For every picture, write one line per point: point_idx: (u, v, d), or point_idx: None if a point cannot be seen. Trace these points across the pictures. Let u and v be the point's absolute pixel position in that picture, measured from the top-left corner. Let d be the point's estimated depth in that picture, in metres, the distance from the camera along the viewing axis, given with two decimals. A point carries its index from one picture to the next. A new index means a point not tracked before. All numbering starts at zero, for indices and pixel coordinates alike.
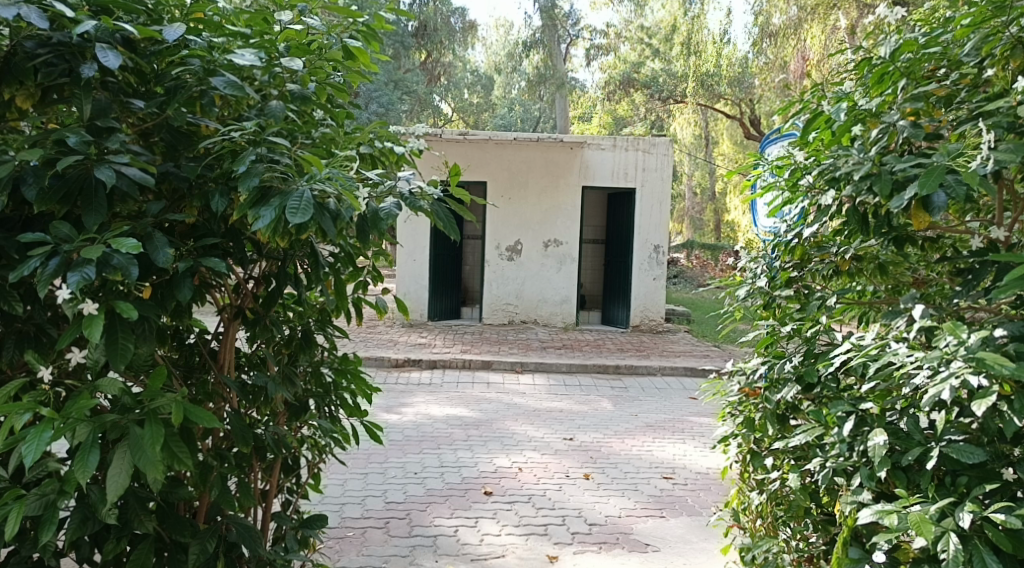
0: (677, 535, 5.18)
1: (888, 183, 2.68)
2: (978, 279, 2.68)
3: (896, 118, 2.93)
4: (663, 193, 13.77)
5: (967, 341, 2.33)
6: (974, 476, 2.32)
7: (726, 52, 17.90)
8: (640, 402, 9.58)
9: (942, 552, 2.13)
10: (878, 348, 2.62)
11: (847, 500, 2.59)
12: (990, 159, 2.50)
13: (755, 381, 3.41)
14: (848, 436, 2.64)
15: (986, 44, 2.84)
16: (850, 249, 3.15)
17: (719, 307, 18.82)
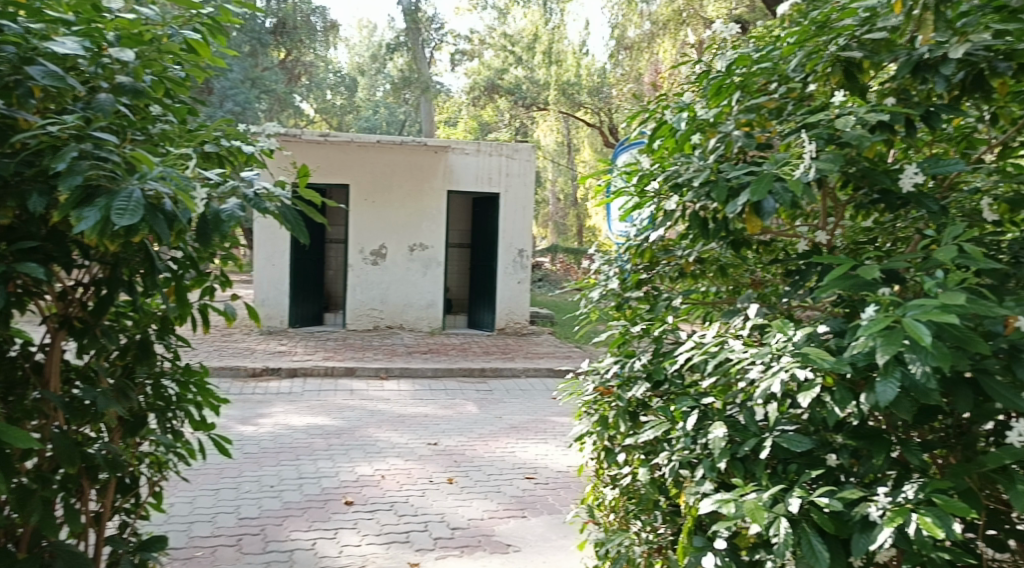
0: (538, 534, 5.26)
1: (723, 190, 2.81)
2: (804, 279, 2.90)
3: (731, 129, 3.09)
4: (527, 198, 14.02)
5: (793, 337, 2.51)
6: (802, 462, 2.49)
7: (585, 60, 20.18)
8: (505, 404, 9.67)
9: (774, 536, 2.23)
10: (717, 345, 2.77)
11: (692, 491, 2.71)
12: (812, 168, 2.67)
13: (609, 380, 3.48)
14: (692, 430, 2.80)
15: (811, 61, 3.10)
16: (692, 252, 3.37)
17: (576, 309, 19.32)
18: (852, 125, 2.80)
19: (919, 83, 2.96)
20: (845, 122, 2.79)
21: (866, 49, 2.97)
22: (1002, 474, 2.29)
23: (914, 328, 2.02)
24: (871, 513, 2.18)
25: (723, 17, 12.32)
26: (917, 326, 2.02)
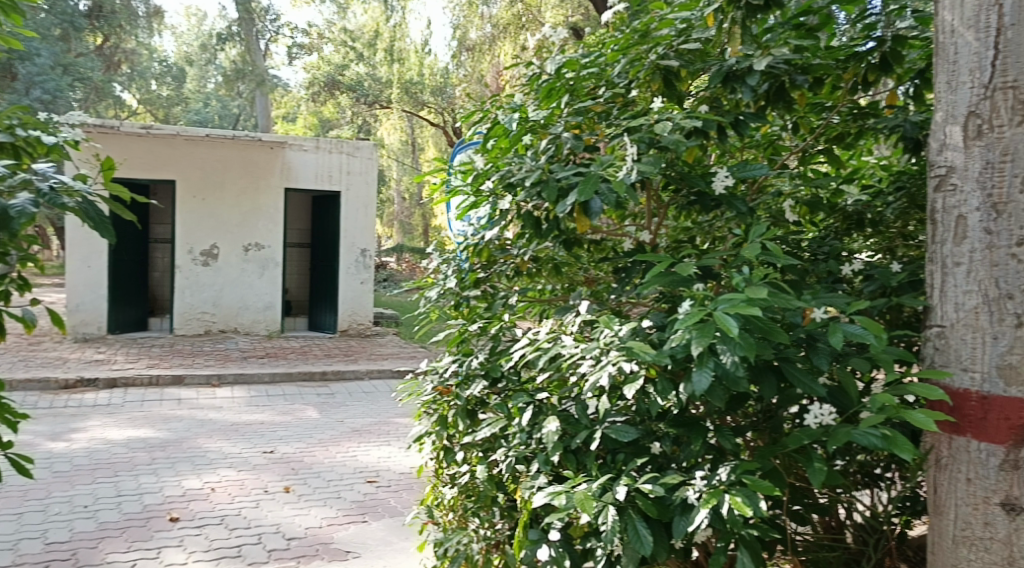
0: (378, 538, 5.19)
1: (554, 190, 2.88)
2: (631, 276, 3.06)
3: (561, 131, 3.16)
4: (369, 197, 13.82)
5: (619, 332, 2.59)
6: (629, 451, 2.61)
7: (428, 60, 20.14)
8: (347, 408, 9.47)
9: (603, 524, 2.29)
10: (550, 341, 2.84)
11: (527, 486, 2.71)
12: (634, 170, 2.77)
13: (447, 378, 3.41)
14: (527, 425, 2.85)
15: (633, 68, 3.25)
16: (528, 252, 3.45)
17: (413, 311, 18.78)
18: (669, 130, 2.93)
19: (729, 92, 3.19)
20: (663, 126, 2.91)
21: (682, 59, 3.18)
22: (802, 453, 2.49)
23: (724, 320, 2.15)
24: (689, 496, 2.30)
25: (560, 24, 12.72)
26: (726, 319, 2.15)
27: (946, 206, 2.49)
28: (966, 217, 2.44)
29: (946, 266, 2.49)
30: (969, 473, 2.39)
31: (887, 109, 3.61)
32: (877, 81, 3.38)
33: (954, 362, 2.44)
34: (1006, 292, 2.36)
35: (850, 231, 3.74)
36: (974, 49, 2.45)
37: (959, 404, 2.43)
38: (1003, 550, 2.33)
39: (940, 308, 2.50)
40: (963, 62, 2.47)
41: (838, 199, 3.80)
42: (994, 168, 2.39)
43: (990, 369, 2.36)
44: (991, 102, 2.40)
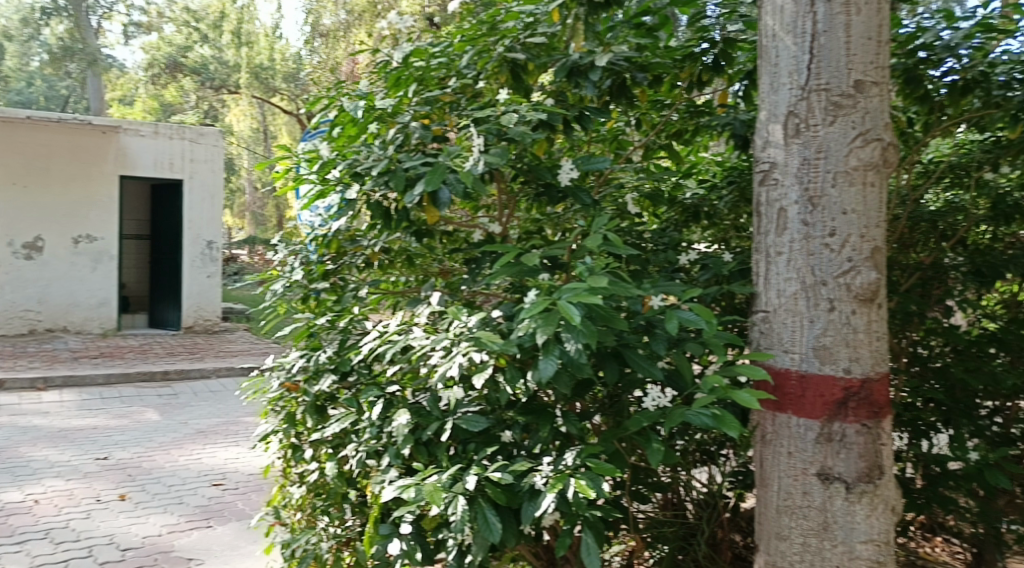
0: (224, 542, 4.99)
1: (401, 179, 2.84)
2: (480, 267, 3.07)
3: (408, 120, 3.12)
4: (215, 186, 13.25)
5: (469, 323, 2.61)
6: (479, 441, 2.62)
7: (279, 44, 18.83)
8: (191, 409, 9.01)
9: (453, 514, 2.29)
10: (400, 333, 2.82)
11: (378, 481, 2.69)
12: (481, 161, 2.79)
13: (295, 375, 3.26)
14: (378, 420, 2.81)
15: (481, 60, 3.29)
16: (379, 243, 3.38)
17: (259, 301, 18.46)
18: (515, 122, 2.97)
19: (573, 86, 3.28)
20: (509, 118, 2.93)
21: (529, 52, 3.26)
22: (642, 435, 2.61)
23: (567, 310, 2.20)
24: (537, 482, 2.34)
25: (416, 14, 12.55)
26: (569, 307, 2.21)
27: (769, 199, 2.68)
28: (786, 210, 2.63)
29: (770, 255, 2.68)
30: (790, 447, 2.59)
31: (720, 107, 3.85)
32: (709, 80, 3.62)
33: (776, 345, 2.63)
34: (821, 279, 2.55)
35: (688, 223, 3.96)
36: (793, 53, 2.63)
37: (780, 383, 2.63)
38: (820, 516, 2.53)
39: (765, 294, 2.69)
40: (783, 64, 2.65)
41: (678, 193, 4.03)
42: (809, 164, 2.59)
43: (807, 350, 2.56)
44: (807, 103, 2.59)
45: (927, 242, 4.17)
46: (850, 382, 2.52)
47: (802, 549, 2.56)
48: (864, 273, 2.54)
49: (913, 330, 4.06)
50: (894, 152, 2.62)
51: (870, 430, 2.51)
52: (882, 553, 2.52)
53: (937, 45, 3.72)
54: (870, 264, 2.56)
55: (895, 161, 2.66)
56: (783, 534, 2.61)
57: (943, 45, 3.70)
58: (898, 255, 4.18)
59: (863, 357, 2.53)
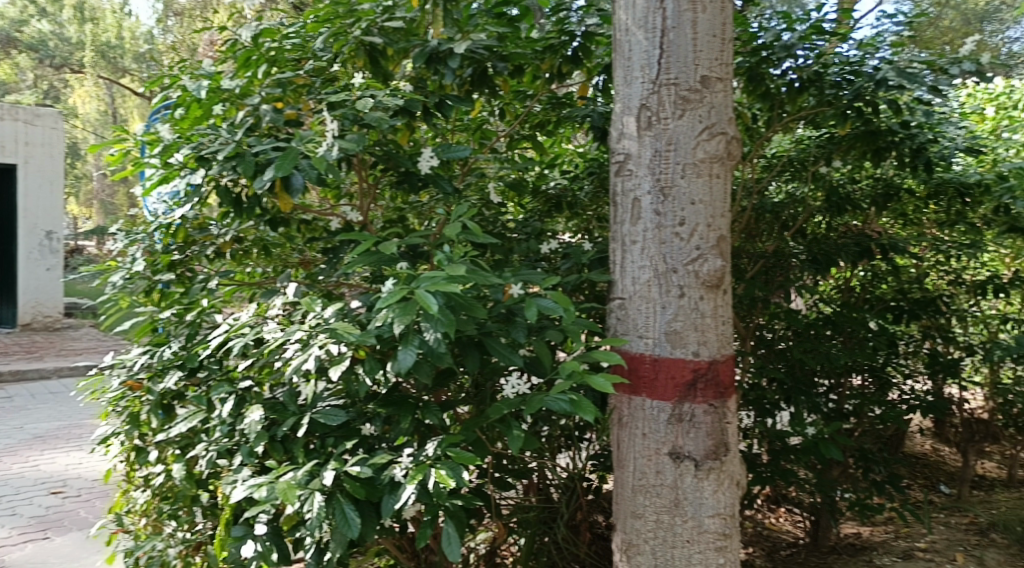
0: (62, 554, 4.64)
1: (250, 164, 2.70)
2: (338, 256, 3.01)
3: (258, 102, 3.00)
4: (55, 172, 12.24)
5: (325, 314, 2.52)
6: (338, 435, 2.55)
7: (128, 23, 17.12)
8: (27, 412, 8.33)
9: (308, 512, 2.21)
10: (252, 325, 2.70)
11: (229, 481, 2.56)
12: (335, 146, 2.70)
13: (137, 372, 3.07)
14: (229, 417, 2.67)
15: (336, 42, 3.20)
16: (231, 232, 3.25)
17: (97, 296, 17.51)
18: (371, 107, 2.89)
19: (433, 73, 3.25)
20: (365, 103, 2.85)
21: (386, 37, 3.21)
22: (504, 423, 2.62)
23: (424, 299, 2.15)
24: (396, 474, 2.30)
25: None
26: (426, 297, 2.16)
27: (624, 189, 2.75)
28: (640, 200, 2.70)
29: (625, 244, 2.75)
30: (644, 428, 2.68)
31: (580, 99, 3.86)
32: (569, 72, 3.67)
33: (631, 331, 2.71)
34: (672, 267, 2.65)
35: (550, 213, 4.03)
36: (644, 47, 2.71)
37: (634, 367, 2.71)
38: (671, 494, 2.63)
39: (620, 281, 2.77)
40: (636, 58, 2.73)
41: (541, 183, 4.11)
42: (661, 156, 2.67)
43: (660, 335, 2.65)
44: (658, 96, 2.68)
45: (771, 232, 4.46)
46: (698, 363, 2.63)
47: (655, 526, 2.65)
48: (711, 261, 2.66)
49: (759, 315, 4.30)
50: (737, 145, 2.75)
51: (716, 409, 2.64)
52: (727, 526, 2.66)
53: (775, 44, 3.90)
54: (716, 252, 2.67)
55: (738, 154, 2.79)
56: (637, 512, 2.70)
57: (782, 44, 3.89)
58: (745, 244, 4.41)
59: (710, 340, 2.65)
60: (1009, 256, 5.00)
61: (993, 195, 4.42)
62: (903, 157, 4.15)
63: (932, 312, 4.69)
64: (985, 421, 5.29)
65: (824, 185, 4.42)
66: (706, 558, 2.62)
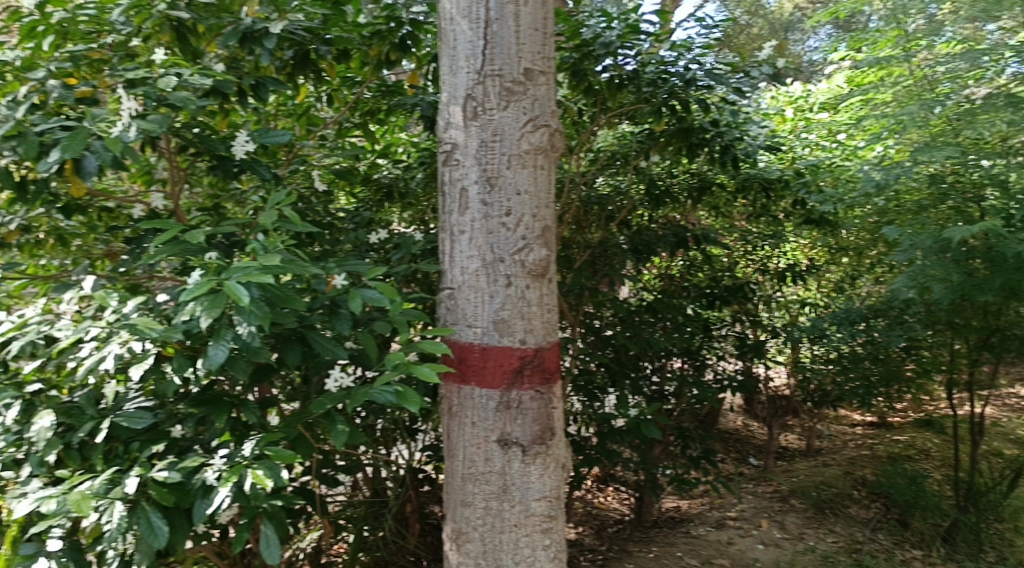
0: None
1: (33, 145, 2.46)
2: (141, 246, 2.78)
3: (44, 77, 2.71)
4: None
5: (127, 310, 2.33)
6: (144, 439, 2.37)
7: None
8: None
9: (107, 523, 2.05)
10: (40, 324, 2.45)
11: (15, 495, 2.31)
12: (131, 127, 2.50)
13: None
14: (14, 426, 2.40)
15: (138, 15, 2.94)
16: (16, 219, 2.93)
17: None
18: (176, 86, 2.69)
19: (247, 53, 3.11)
20: (168, 82, 2.65)
21: (193, 13, 3.02)
22: (327, 418, 2.54)
23: (234, 291, 2.04)
24: (208, 477, 2.17)
25: None
26: (237, 289, 2.04)
27: (451, 179, 2.74)
28: (467, 190, 2.70)
29: (453, 234, 2.74)
30: (473, 417, 2.69)
31: (411, 88, 3.83)
32: (397, 60, 3.60)
33: (460, 320, 2.71)
34: (499, 256, 2.67)
35: (381, 203, 4.03)
36: (468, 38, 2.70)
37: (462, 356, 2.71)
38: (499, 480, 2.66)
39: (449, 271, 2.75)
40: (460, 48, 2.71)
41: (373, 172, 4.05)
42: (486, 146, 2.68)
43: (488, 324, 2.67)
44: (483, 87, 2.68)
45: (599, 222, 4.63)
46: (525, 351, 2.67)
47: (483, 512, 2.67)
48: (536, 250, 2.70)
49: (587, 303, 4.43)
50: (560, 138, 2.81)
51: (542, 395, 2.69)
52: (553, 507, 2.72)
53: (596, 42, 3.97)
54: (541, 242, 2.72)
55: (561, 146, 2.85)
56: (467, 500, 2.71)
57: (602, 42, 3.95)
58: (575, 235, 4.61)
59: (536, 328, 2.70)
60: (807, 246, 5.40)
61: (792, 190, 4.87)
62: (713, 153, 4.44)
63: (741, 298, 5.02)
64: (786, 397, 5.80)
65: (645, 178, 4.63)
66: (533, 540, 2.67)
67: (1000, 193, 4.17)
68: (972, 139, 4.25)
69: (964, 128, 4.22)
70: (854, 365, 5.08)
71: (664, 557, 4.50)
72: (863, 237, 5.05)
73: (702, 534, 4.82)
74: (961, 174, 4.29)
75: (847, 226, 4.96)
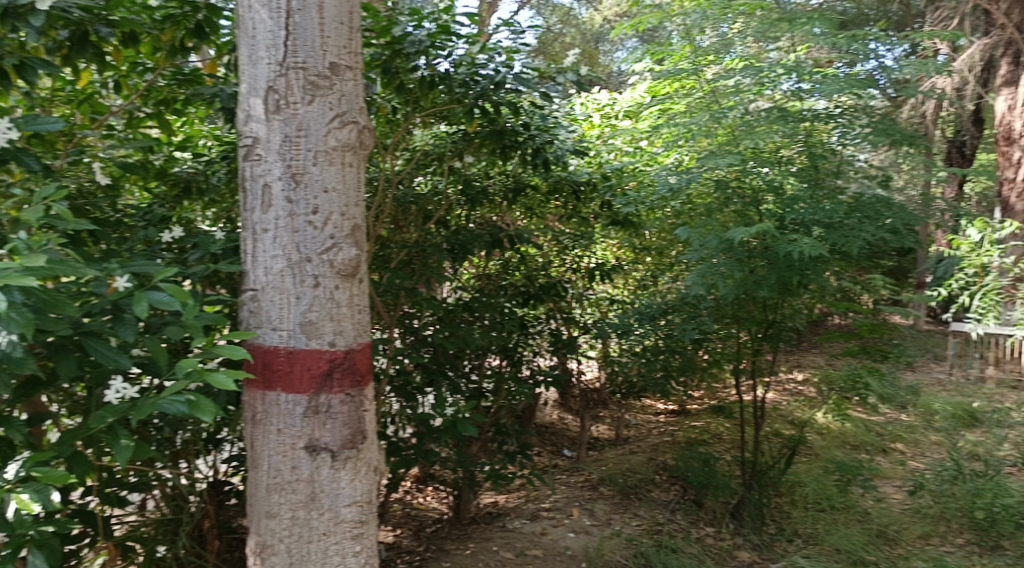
0: None
1: None
2: None
3: None
4: None
5: None
6: None
7: None
8: None
9: None
10: None
11: None
12: None
13: None
14: None
15: None
16: None
17: None
18: None
19: (11, 30, 2.80)
20: None
21: None
22: (111, 432, 2.32)
23: None
24: None
25: None
26: None
27: (253, 174, 2.61)
28: (270, 186, 2.58)
29: (256, 232, 2.60)
30: (279, 424, 2.57)
31: (209, 77, 3.63)
32: (194, 47, 3.38)
33: (264, 324, 2.58)
34: (306, 256, 2.57)
35: (178, 199, 3.73)
36: (269, 27, 2.58)
37: (267, 361, 2.59)
38: (307, 488, 2.56)
39: (252, 272, 2.62)
40: (260, 38, 2.59)
41: (168, 166, 3.78)
42: (290, 141, 2.57)
43: (294, 326, 2.56)
44: (286, 80, 2.57)
45: (416, 222, 4.60)
46: (334, 354, 2.59)
47: (290, 523, 2.57)
48: (345, 250, 2.62)
49: (404, 303, 4.39)
50: (369, 135, 2.74)
51: (352, 399, 2.62)
52: (364, 512, 2.66)
53: (405, 40, 3.95)
54: (350, 242, 2.65)
55: (371, 143, 2.79)
56: (273, 511, 2.59)
57: (411, 40, 3.94)
58: (394, 234, 4.57)
59: (346, 330, 2.62)
60: (615, 246, 5.67)
61: (598, 193, 5.05)
62: (525, 155, 4.52)
63: (555, 296, 5.16)
64: (597, 390, 6.08)
65: (460, 178, 4.67)
66: (342, 548, 2.60)
67: (775, 198, 4.52)
68: (751, 148, 4.60)
69: (744, 138, 4.58)
70: (656, 358, 5.38)
71: (481, 553, 4.55)
72: (663, 237, 5.46)
73: (518, 527, 4.92)
74: (742, 180, 4.62)
75: (649, 226, 5.28)
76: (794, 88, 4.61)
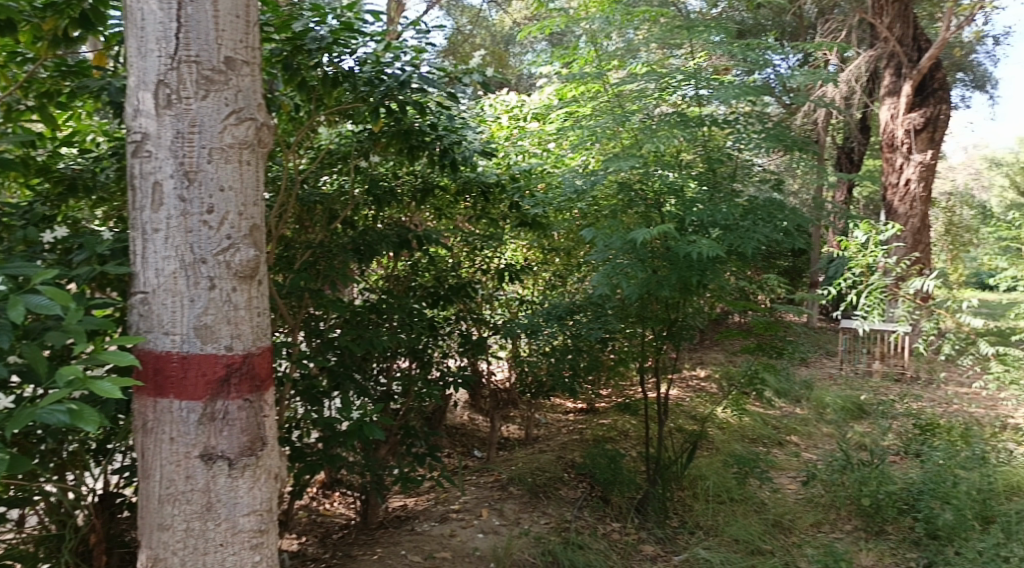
0: None
1: None
2: None
3: None
4: None
5: None
6: None
7: None
8: None
9: None
10: None
11: None
12: None
13: None
14: None
15: None
16: None
17: None
18: None
19: None
20: None
21: None
22: None
23: None
24: None
25: None
26: None
27: (143, 171, 2.49)
28: (161, 183, 2.47)
29: (146, 232, 2.49)
30: (172, 433, 2.46)
31: (97, 69, 3.52)
32: (81, 37, 3.23)
33: (155, 327, 2.47)
34: (200, 257, 2.47)
35: (62, 197, 3.51)
36: (160, 19, 2.47)
37: (159, 366, 2.48)
38: (203, 498, 2.46)
39: (143, 274, 2.50)
40: (150, 30, 2.48)
41: (54, 163, 3.57)
42: (183, 138, 2.47)
43: (188, 330, 2.46)
44: (178, 73, 2.47)
45: (321, 223, 4.52)
46: (231, 358, 2.50)
47: (184, 535, 2.46)
48: (242, 251, 2.54)
49: (309, 304, 4.29)
50: (268, 132, 2.66)
51: (251, 404, 2.53)
52: (264, 522, 2.58)
53: (305, 36, 3.86)
54: (248, 242, 2.56)
55: (270, 141, 2.70)
56: (166, 523, 2.48)
57: (312, 37, 3.86)
58: (298, 235, 4.51)
59: (244, 333, 2.53)
60: (524, 247, 5.73)
61: (506, 194, 4.97)
62: (433, 155, 4.46)
63: (464, 296, 5.09)
64: (507, 390, 6.10)
65: (366, 177, 4.59)
66: (240, 559, 2.51)
67: (676, 200, 4.61)
68: (652, 151, 4.73)
69: (646, 141, 4.70)
70: (568, 357, 5.40)
71: (388, 558, 4.48)
72: (570, 238, 5.52)
73: (426, 530, 4.88)
74: (644, 182, 4.69)
75: (557, 227, 5.29)
76: (693, 94, 4.77)
